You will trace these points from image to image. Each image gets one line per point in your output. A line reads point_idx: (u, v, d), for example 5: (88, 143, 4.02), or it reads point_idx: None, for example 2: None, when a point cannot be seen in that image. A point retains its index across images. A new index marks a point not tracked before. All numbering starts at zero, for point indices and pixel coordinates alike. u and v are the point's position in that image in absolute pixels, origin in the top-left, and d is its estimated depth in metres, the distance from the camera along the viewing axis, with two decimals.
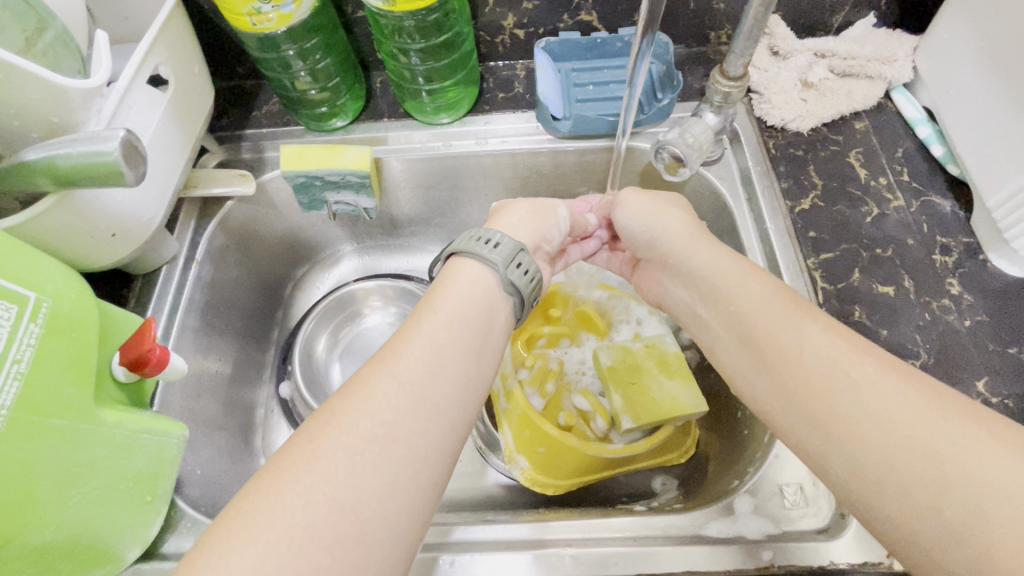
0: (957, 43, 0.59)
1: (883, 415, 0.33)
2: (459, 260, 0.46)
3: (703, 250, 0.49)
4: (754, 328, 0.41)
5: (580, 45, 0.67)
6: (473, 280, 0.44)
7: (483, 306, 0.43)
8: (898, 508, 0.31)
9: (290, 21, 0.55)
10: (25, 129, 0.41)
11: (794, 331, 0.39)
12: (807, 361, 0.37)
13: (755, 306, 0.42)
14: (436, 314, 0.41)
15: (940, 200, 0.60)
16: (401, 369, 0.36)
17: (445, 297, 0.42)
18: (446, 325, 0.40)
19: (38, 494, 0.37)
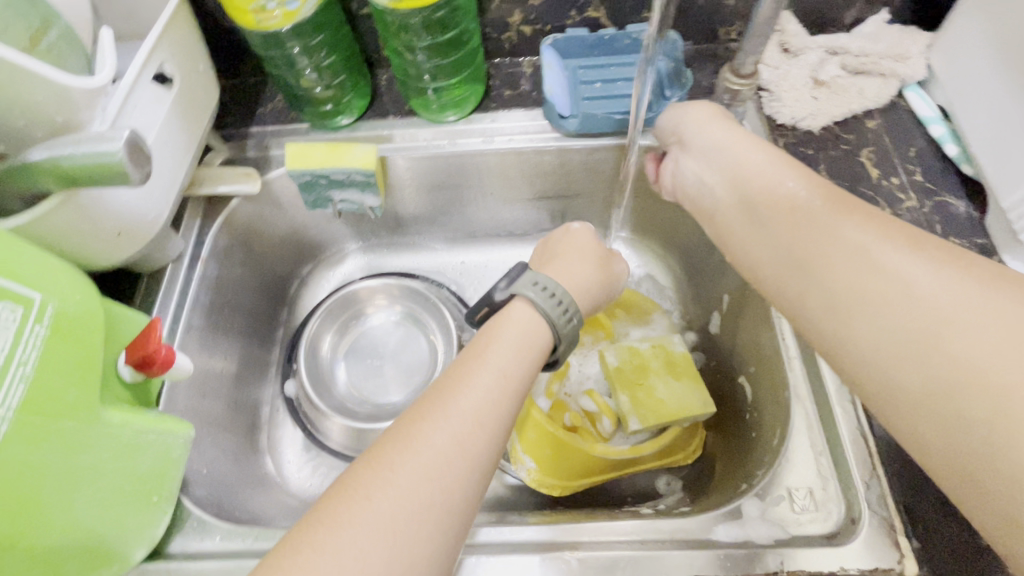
0: (973, 40, 0.57)
1: (907, 295, 0.34)
2: (519, 303, 0.45)
3: (744, 171, 0.46)
4: (804, 236, 0.40)
5: (588, 41, 0.65)
6: (524, 325, 0.43)
7: (535, 357, 0.42)
8: (902, 366, 0.33)
9: (295, 18, 0.54)
10: (30, 129, 0.40)
11: (853, 241, 0.38)
12: (866, 268, 0.36)
13: (805, 217, 0.41)
14: (488, 364, 0.40)
15: (953, 200, 0.59)
16: (457, 423, 0.35)
17: (496, 345, 0.41)
18: (502, 379, 0.39)
19: (43, 497, 0.37)
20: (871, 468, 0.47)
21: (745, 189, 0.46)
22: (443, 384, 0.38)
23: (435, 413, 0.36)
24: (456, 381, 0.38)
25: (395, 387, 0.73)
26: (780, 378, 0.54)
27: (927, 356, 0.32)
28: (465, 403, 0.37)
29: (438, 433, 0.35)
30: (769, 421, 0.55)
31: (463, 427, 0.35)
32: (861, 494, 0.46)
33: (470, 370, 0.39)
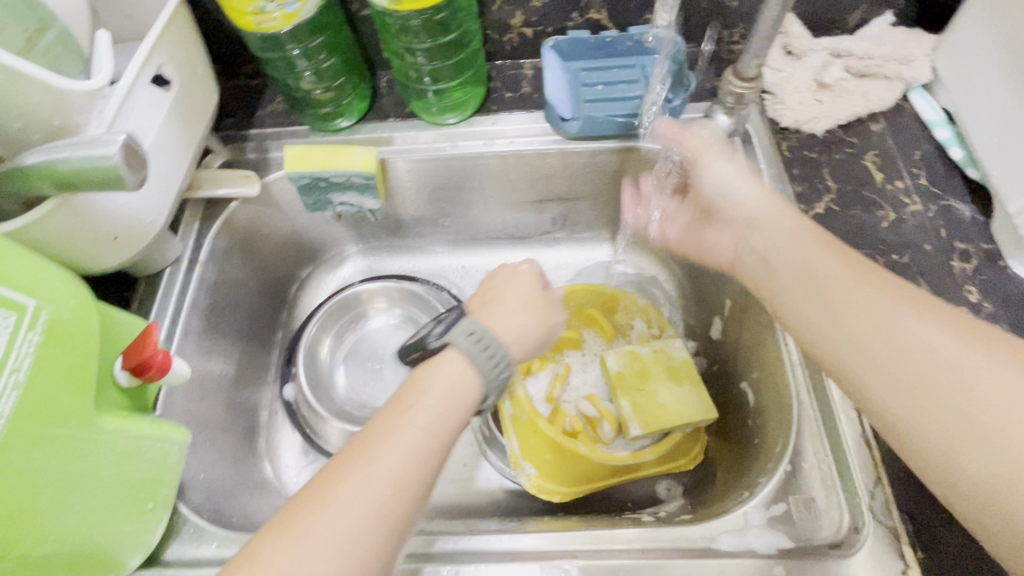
0: (979, 44, 0.57)
1: (948, 365, 0.35)
2: (450, 354, 0.42)
3: (768, 227, 0.50)
4: (827, 293, 0.42)
5: (589, 44, 0.65)
6: (455, 378, 0.41)
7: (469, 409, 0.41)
8: (945, 437, 0.34)
9: (295, 20, 0.54)
10: (26, 132, 0.40)
11: (877, 309, 0.39)
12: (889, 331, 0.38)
13: (832, 275, 0.43)
14: (409, 420, 0.38)
15: (959, 204, 0.58)
16: (377, 488, 0.35)
17: (418, 398, 0.40)
18: (424, 433, 0.38)
19: (37, 505, 0.36)
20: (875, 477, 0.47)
21: (773, 246, 0.49)
22: (364, 439, 0.37)
23: (354, 474, 0.35)
24: (379, 437, 0.37)
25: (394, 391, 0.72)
26: (782, 384, 0.54)
27: (956, 417, 0.34)
28: (384, 462, 0.36)
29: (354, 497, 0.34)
30: (771, 427, 0.55)
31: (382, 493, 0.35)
32: (865, 502, 0.46)
33: (394, 424, 0.38)
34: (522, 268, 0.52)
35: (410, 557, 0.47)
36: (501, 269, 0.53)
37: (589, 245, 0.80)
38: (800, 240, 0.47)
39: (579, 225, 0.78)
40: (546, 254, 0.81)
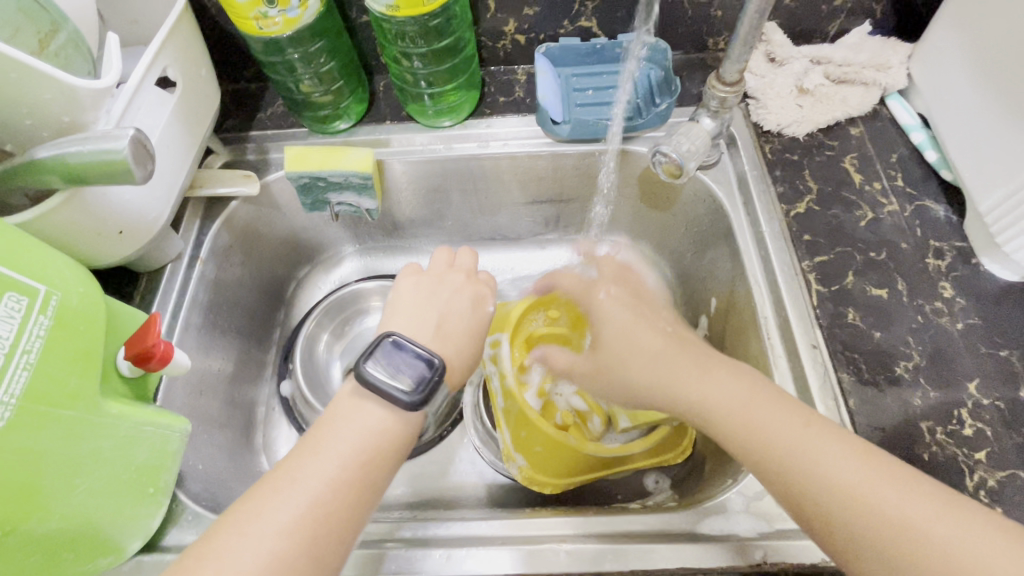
0: (950, 51, 0.60)
1: (893, 509, 0.37)
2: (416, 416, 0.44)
3: (651, 360, 0.50)
4: (755, 433, 0.43)
5: (579, 50, 0.68)
6: (376, 418, 0.43)
7: (393, 450, 0.43)
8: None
9: (296, 25, 0.56)
10: (37, 128, 0.42)
11: (796, 438, 0.41)
12: (823, 468, 0.39)
13: (745, 413, 0.44)
14: (321, 462, 0.40)
15: (934, 205, 0.60)
16: (285, 535, 0.36)
17: (335, 438, 0.41)
18: (331, 460, 0.40)
19: (43, 484, 0.38)
20: None
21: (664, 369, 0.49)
22: (273, 483, 0.39)
23: (263, 520, 0.37)
24: (289, 482, 0.39)
25: None
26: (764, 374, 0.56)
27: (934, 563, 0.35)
28: (294, 507, 0.38)
29: (263, 545, 0.36)
30: None
31: (291, 540, 0.36)
32: None
33: (306, 466, 0.40)
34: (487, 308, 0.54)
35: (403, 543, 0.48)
36: (466, 298, 0.54)
37: (580, 247, 0.82)
38: (705, 377, 0.47)
39: (571, 227, 0.80)
40: (539, 255, 0.83)
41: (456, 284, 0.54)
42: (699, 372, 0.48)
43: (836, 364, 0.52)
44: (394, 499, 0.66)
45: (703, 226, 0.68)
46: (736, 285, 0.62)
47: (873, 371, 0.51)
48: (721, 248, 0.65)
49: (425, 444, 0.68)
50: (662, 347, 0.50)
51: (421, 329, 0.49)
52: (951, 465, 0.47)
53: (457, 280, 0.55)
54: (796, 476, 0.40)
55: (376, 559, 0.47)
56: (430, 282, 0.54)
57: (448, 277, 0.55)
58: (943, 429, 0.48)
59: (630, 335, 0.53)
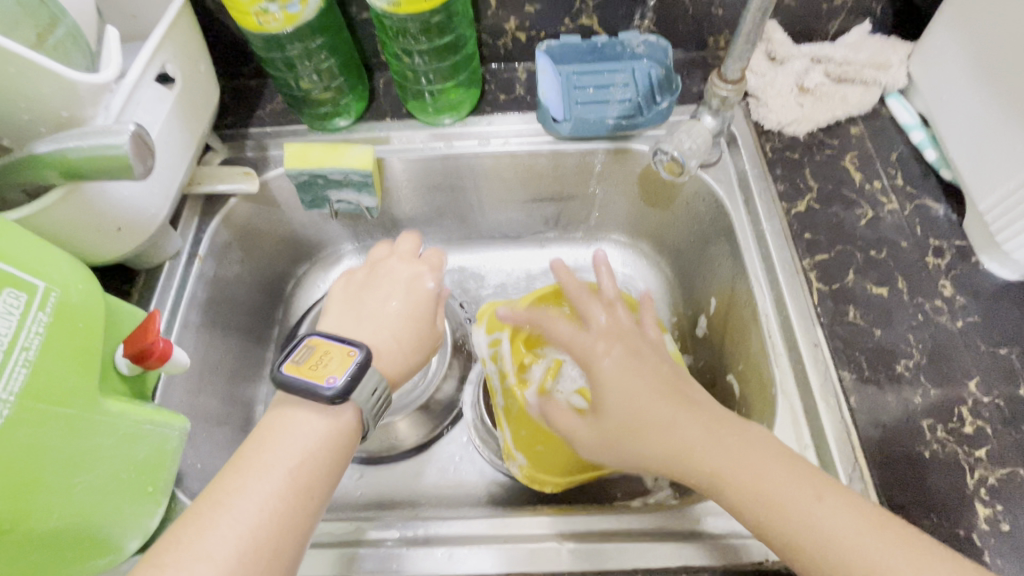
0: (950, 50, 0.60)
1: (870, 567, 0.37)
2: (347, 414, 0.44)
3: (658, 431, 0.46)
4: (744, 484, 0.41)
5: (580, 48, 0.68)
6: (306, 427, 0.42)
7: (326, 459, 0.42)
8: None
9: (296, 21, 0.56)
10: (35, 123, 0.41)
11: (785, 490, 0.40)
12: (814, 522, 0.39)
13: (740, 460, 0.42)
14: (248, 480, 0.39)
15: (933, 203, 0.61)
16: (210, 562, 0.35)
17: (263, 455, 0.41)
18: (272, 478, 0.40)
19: (44, 481, 0.37)
20: (855, 461, 0.48)
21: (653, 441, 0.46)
22: (198, 508, 0.38)
23: (187, 549, 0.36)
24: (215, 505, 0.38)
25: None
26: (765, 372, 0.56)
27: None
28: (220, 532, 0.37)
29: (186, 574, 0.35)
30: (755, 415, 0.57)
31: (217, 567, 0.35)
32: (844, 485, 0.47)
33: (233, 487, 0.39)
34: (426, 290, 0.54)
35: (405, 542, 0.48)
36: (400, 284, 0.54)
37: (580, 245, 0.82)
38: (706, 438, 0.44)
39: (571, 225, 0.80)
40: (539, 254, 0.83)
41: (392, 267, 0.55)
42: (706, 434, 0.44)
43: (837, 362, 0.52)
44: (394, 498, 0.66)
45: (704, 224, 0.68)
46: (736, 284, 0.62)
47: (874, 369, 0.51)
48: (721, 246, 0.65)
49: (424, 443, 0.69)
50: (657, 404, 0.47)
51: (348, 322, 0.50)
52: (951, 463, 0.47)
53: (392, 263, 0.56)
54: (786, 531, 0.39)
55: (376, 558, 0.47)
56: (365, 271, 0.55)
57: (382, 265, 0.56)
58: (944, 427, 0.48)
59: (640, 400, 0.47)
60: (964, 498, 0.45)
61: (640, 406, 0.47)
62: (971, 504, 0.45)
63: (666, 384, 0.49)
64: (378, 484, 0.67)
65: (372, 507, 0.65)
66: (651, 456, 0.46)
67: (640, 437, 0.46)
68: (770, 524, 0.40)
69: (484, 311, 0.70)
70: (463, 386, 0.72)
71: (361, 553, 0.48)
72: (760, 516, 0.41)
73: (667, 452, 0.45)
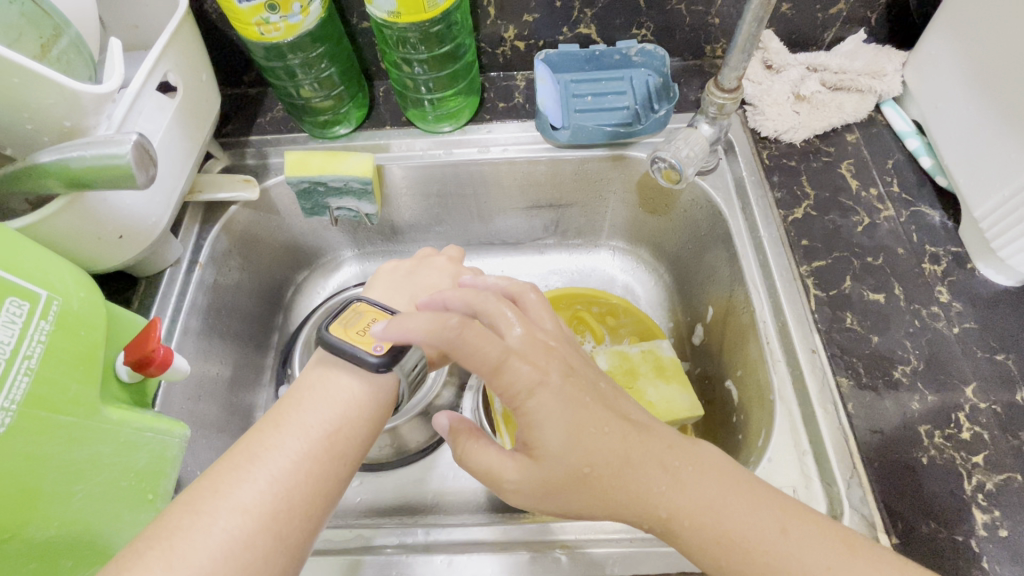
0: (945, 59, 0.60)
1: None
2: (389, 380, 0.45)
3: (613, 476, 0.39)
4: (703, 528, 0.38)
5: (578, 57, 0.68)
6: (346, 391, 0.44)
7: (361, 427, 0.43)
8: None
9: (297, 31, 0.56)
10: (38, 133, 0.42)
11: (758, 532, 0.38)
12: (785, 564, 0.37)
13: (705, 501, 0.39)
14: (287, 438, 0.40)
15: (929, 210, 0.61)
16: (245, 514, 0.36)
17: (302, 414, 0.42)
18: (302, 435, 0.41)
19: (43, 488, 0.38)
20: (852, 466, 0.48)
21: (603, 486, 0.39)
22: (236, 461, 0.39)
23: (224, 499, 0.36)
24: (253, 459, 0.39)
25: None
26: (763, 377, 0.56)
27: None
28: (255, 485, 0.37)
29: (222, 524, 0.35)
30: (754, 422, 0.57)
31: (250, 520, 0.36)
32: (843, 491, 0.47)
33: (271, 444, 0.40)
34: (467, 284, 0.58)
35: (406, 548, 0.48)
36: (447, 276, 0.57)
37: (579, 251, 0.82)
38: (664, 479, 0.39)
39: (570, 231, 0.80)
40: (538, 260, 0.83)
41: (439, 260, 0.59)
42: (663, 476, 0.39)
43: (835, 368, 0.52)
44: (394, 504, 0.66)
45: (701, 231, 0.68)
46: (734, 291, 0.63)
47: (872, 375, 0.51)
48: (719, 252, 0.66)
49: (424, 450, 0.69)
50: (611, 446, 0.39)
51: (398, 301, 0.54)
52: (949, 469, 0.47)
53: (440, 261, 0.58)
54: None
55: (376, 565, 0.47)
56: (411, 259, 0.59)
57: (430, 258, 0.59)
58: (941, 432, 0.49)
59: (588, 443, 0.39)
60: (962, 504, 0.46)
61: (587, 454, 0.39)
62: (970, 509, 0.45)
63: (606, 412, 0.41)
64: (378, 490, 0.67)
65: (372, 514, 0.65)
66: (601, 503, 0.40)
67: (587, 484, 0.39)
68: (731, 566, 0.38)
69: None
70: (464, 392, 0.72)
71: (361, 560, 0.48)
72: (726, 561, 0.38)
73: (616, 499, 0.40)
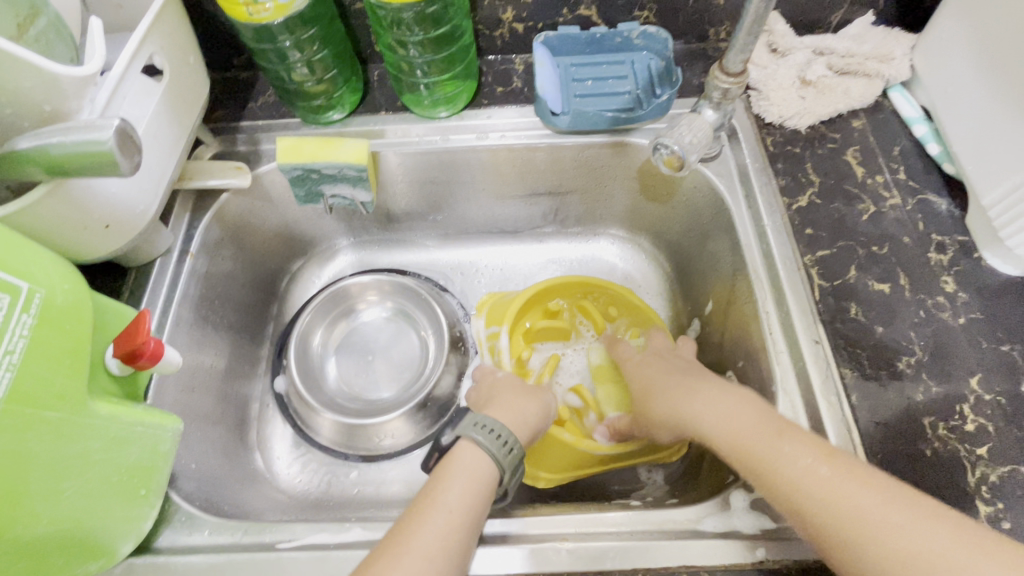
0: (954, 43, 0.59)
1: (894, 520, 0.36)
2: (483, 462, 0.47)
3: (664, 390, 0.55)
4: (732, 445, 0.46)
5: (578, 40, 0.66)
6: (470, 467, 0.46)
7: (486, 497, 0.45)
8: None
9: (287, 11, 0.54)
10: (17, 118, 0.40)
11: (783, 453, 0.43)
12: (804, 475, 0.41)
13: (740, 423, 0.47)
14: (433, 515, 0.43)
15: (936, 198, 0.60)
16: None
17: (441, 493, 0.44)
18: (444, 509, 0.43)
19: (29, 487, 0.37)
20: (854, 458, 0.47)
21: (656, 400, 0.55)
22: (392, 541, 0.41)
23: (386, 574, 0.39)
24: (407, 537, 0.41)
25: (385, 383, 0.72)
26: (765, 368, 0.55)
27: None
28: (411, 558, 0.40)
29: None
30: None
31: None
32: None
33: (419, 522, 0.43)
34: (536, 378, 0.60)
35: None
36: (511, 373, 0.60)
37: (578, 240, 0.81)
38: (703, 403, 0.50)
39: (569, 219, 0.79)
40: (537, 248, 0.82)
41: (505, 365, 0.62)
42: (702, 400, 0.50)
43: (838, 359, 0.51)
44: (392, 495, 0.65)
45: (703, 220, 0.67)
46: (736, 279, 0.62)
47: (875, 366, 0.51)
48: (722, 241, 0.65)
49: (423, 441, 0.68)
50: (670, 376, 0.56)
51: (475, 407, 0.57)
52: (952, 462, 0.47)
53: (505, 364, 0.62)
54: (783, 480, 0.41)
55: None
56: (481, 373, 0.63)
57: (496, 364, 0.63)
58: (945, 424, 0.48)
59: (656, 371, 0.58)
60: (965, 497, 0.45)
61: (654, 375, 0.58)
62: (972, 502, 0.45)
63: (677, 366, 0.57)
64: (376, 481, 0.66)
65: (370, 506, 0.64)
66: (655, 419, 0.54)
67: (646, 399, 0.56)
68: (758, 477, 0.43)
69: (484, 302, 0.74)
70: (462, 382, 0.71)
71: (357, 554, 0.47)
72: (753, 469, 0.44)
73: (670, 417, 0.52)
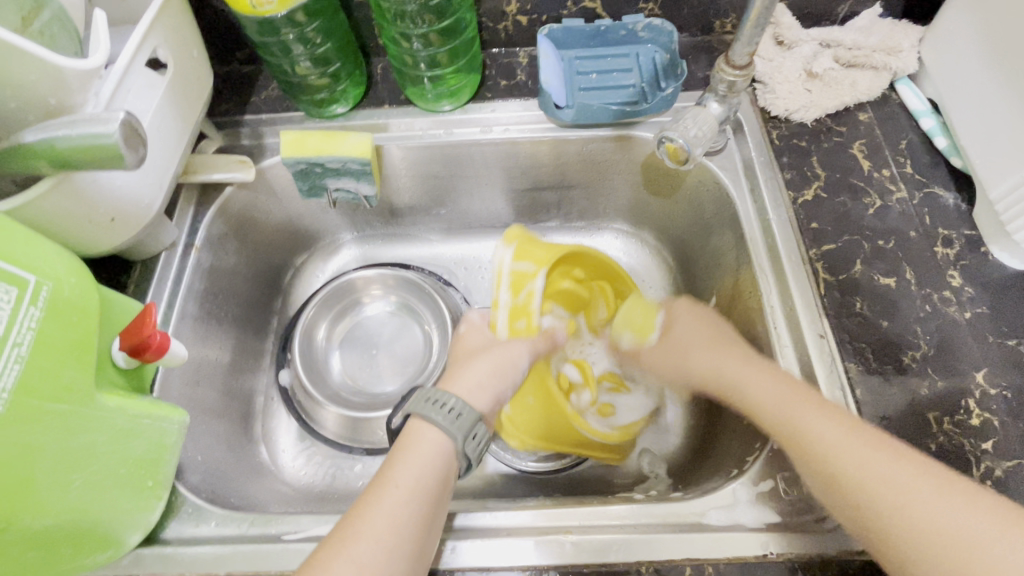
0: (962, 35, 0.58)
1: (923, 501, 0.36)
2: (439, 437, 0.44)
3: (705, 350, 0.54)
4: (775, 410, 0.46)
5: (583, 32, 0.66)
6: (428, 446, 0.43)
7: (443, 476, 0.43)
8: None
9: (290, 4, 0.53)
10: (22, 112, 0.40)
11: (818, 427, 0.42)
12: (842, 449, 0.40)
13: (777, 393, 0.46)
14: (387, 496, 0.40)
15: (942, 192, 0.60)
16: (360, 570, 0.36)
17: (396, 471, 0.42)
18: (400, 488, 0.41)
19: (39, 479, 0.37)
20: None
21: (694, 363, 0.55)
22: (344, 524, 0.39)
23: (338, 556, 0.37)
24: (359, 520, 0.39)
25: (389, 377, 0.73)
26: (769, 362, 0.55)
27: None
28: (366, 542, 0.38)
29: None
30: None
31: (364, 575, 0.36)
32: None
33: (372, 502, 0.40)
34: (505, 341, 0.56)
35: None
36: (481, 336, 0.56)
37: (581, 235, 0.81)
38: (749, 372, 0.50)
39: (573, 213, 0.79)
40: None
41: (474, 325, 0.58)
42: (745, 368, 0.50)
43: (843, 354, 0.51)
44: None
45: (707, 214, 0.67)
46: (741, 273, 0.62)
47: (880, 360, 0.51)
48: (726, 235, 0.65)
49: None
50: (712, 341, 0.55)
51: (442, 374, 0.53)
52: (957, 456, 0.46)
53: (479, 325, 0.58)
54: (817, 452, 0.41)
55: None
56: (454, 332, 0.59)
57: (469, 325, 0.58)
58: (950, 418, 0.48)
59: (695, 332, 0.57)
60: None
61: (693, 336, 0.56)
62: None
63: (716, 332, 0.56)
64: None
65: None
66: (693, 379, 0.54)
67: (682, 359, 0.56)
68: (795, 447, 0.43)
69: (514, 233, 0.62)
70: None
71: None
72: (789, 438, 0.44)
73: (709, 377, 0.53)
